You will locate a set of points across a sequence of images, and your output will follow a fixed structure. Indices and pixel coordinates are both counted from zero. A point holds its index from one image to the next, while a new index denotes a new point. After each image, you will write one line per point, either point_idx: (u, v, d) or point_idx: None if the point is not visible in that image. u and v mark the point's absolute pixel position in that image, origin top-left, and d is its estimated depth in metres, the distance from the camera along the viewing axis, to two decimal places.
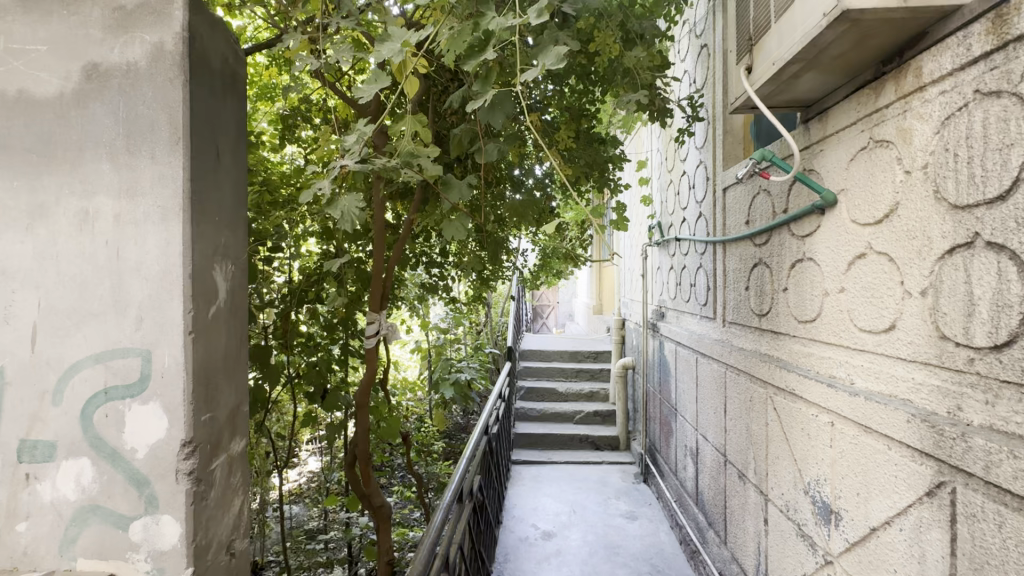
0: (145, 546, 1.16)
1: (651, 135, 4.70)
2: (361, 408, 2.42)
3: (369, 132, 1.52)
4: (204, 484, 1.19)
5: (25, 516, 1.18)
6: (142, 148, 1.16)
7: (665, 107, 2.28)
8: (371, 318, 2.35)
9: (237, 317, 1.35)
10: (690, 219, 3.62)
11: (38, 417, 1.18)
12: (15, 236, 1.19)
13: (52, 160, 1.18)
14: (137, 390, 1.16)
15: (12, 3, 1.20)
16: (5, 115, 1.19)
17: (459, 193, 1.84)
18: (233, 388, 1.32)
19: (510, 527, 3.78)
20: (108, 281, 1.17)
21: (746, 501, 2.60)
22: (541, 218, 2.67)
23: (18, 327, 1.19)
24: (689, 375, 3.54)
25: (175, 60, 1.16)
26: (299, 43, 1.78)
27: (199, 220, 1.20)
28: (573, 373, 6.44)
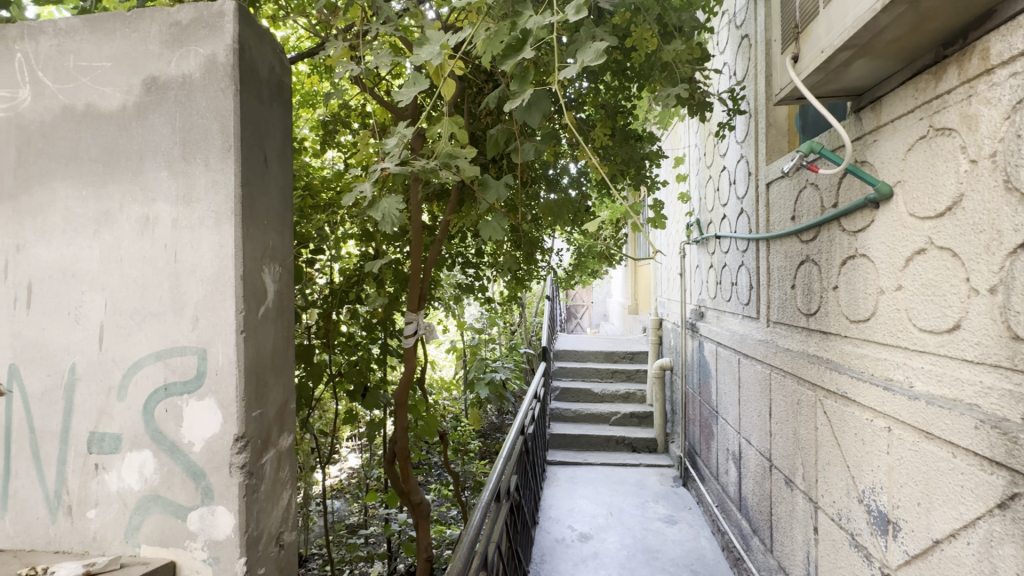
0: (202, 536, 1.22)
1: (689, 131, 4.60)
2: (399, 407, 2.45)
3: (408, 134, 1.54)
4: (256, 477, 1.24)
5: (95, 503, 1.26)
6: (198, 156, 1.22)
7: (705, 101, 2.22)
8: (409, 318, 2.38)
9: (286, 316, 1.39)
10: (731, 216, 3.51)
11: (105, 411, 1.25)
12: (84, 241, 1.27)
13: (116, 169, 1.26)
14: (194, 386, 1.22)
15: (80, 23, 1.29)
16: (75, 128, 1.27)
17: (497, 193, 1.84)
18: (283, 384, 1.37)
19: (547, 527, 3.77)
20: (167, 283, 1.24)
21: (794, 508, 2.49)
22: (576, 217, 2.65)
23: (87, 327, 1.27)
24: (731, 376, 3.43)
25: (226, 71, 1.22)
26: (339, 51, 1.83)
27: (249, 223, 1.25)
28: (608, 373, 6.36)
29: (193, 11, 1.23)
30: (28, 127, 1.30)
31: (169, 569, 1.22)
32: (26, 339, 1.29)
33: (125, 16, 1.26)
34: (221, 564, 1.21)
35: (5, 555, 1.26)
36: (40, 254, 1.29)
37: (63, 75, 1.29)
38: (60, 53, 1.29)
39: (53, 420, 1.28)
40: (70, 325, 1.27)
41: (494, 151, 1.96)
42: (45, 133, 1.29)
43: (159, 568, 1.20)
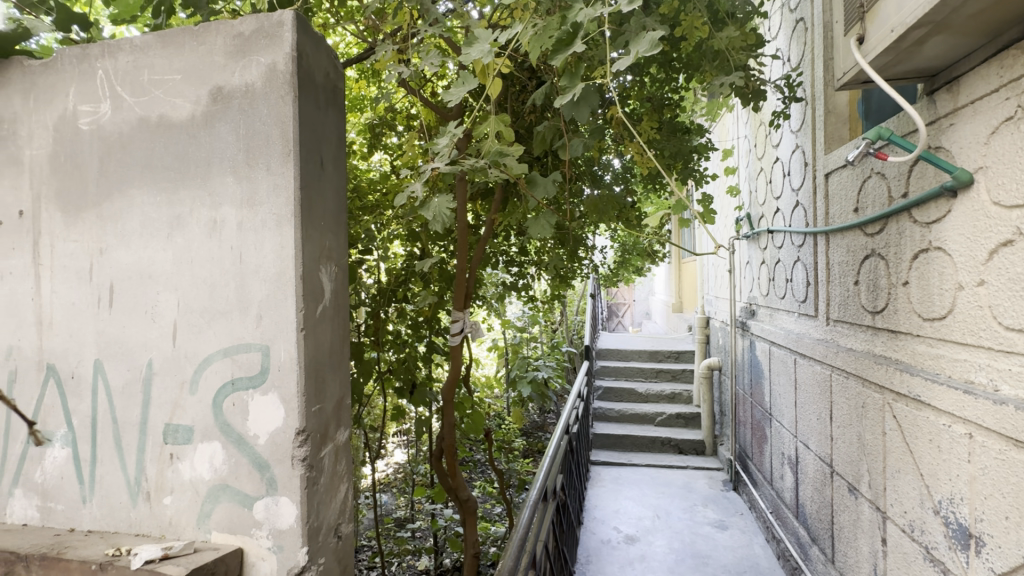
0: (268, 525, 1.27)
1: (738, 122, 4.43)
2: (446, 404, 2.48)
3: (458, 134, 1.56)
4: (316, 470, 1.29)
5: (170, 490, 1.34)
6: (261, 162, 1.27)
7: (760, 89, 2.12)
8: (455, 316, 2.41)
9: (342, 315, 1.44)
10: (785, 209, 3.34)
11: (179, 404, 1.33)
12: (159, 244, 1.35)
13: (186, 176, 1.33)
14: (259, 381, 1.27)
15: (153, 40, 1.37)
16: (150, 138, 1.36)
17: (545, 190, 1.82)
18: (339, 380, 1.41)
19: (592, 528, 3.73)
20: (233, 283, 1.30)
21: (859, 517, 2.35)
22: (622, 213, 2.60)
23: (162, 325, 1.35)
24: (786, 377, 3.28)
25: (286, 78, 1.26)
26: (389, 54, 1.87)
27: (308, 225, 1.29)
28: (653, 373, 6.23)
29: (255, 22, 1.28)
30: (109, 139, 1.39)
31: (238, 556, 1.28)
32: (109, 336, 1.39)
33: (193, 30, 1.34)
34: (285, 552, 1.26)
35: (93, 536, 1.37)
36: (120, 257, 1.38)
37: (138, 89, 1.38)
38: (135, 69, 1.38)
39: (133, 412, 1.37)
40: (147, 323, 1.36)
41: (542, 147, 2.00)
42: (123, 143, 1.38)
43: (229, 555, 1.26)
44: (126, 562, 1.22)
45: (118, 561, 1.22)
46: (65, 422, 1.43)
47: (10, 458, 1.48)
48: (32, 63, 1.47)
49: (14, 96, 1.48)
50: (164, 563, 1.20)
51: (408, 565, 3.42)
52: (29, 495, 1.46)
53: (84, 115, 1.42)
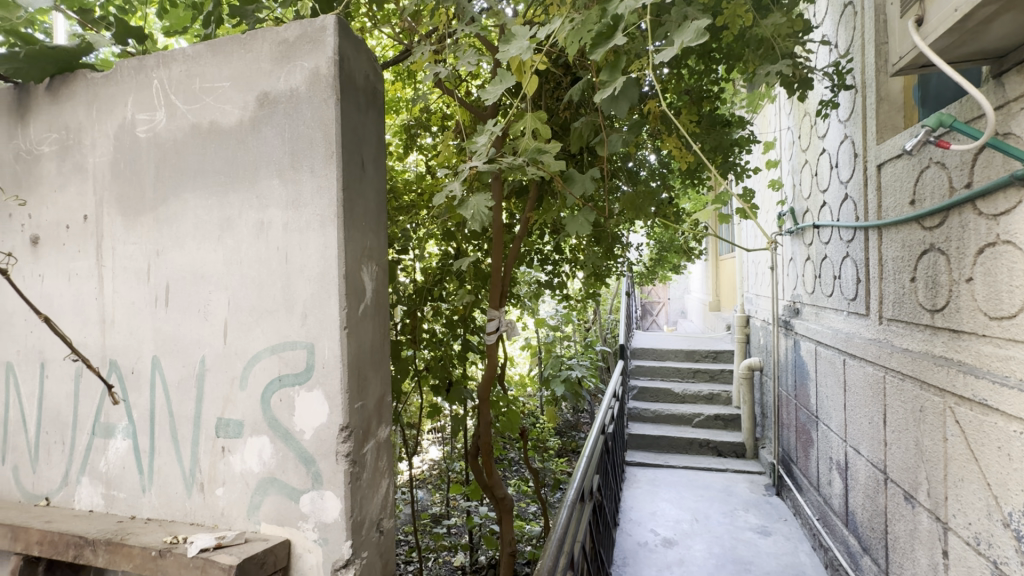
0: (313, 517, 1.31)
1: (781, 113, 4.26)
2: (482, 402, 2.49)
3: (496, 132, 1.56)
4: (358, 466, 1.31)
5: (223, 482, 1.39)
6: (305, 164, 1.31)
7: (807, 77, 2.03)
8: (490, 315, 2.40)
9: (383, 313, 1.46)
10: (833, 202, 3.19)
11: (230, 399, 1.39)
12: (210, 246, 1.41)
13: (235, 179, 1.38)
14: (305, 378, 1.31)
15: (204, 49, 1.43)
16: (201, 143, 1.41)
17: (583, 187, 1.82)
18: (380, 378, 1.43)
19: (628, 530, 3.67)
20: (279, 282, 1.34)
21: (916, 527, 2.23)
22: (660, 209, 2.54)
23: (214, 323, 1.40)
24: (834, 378, 3.13)
25: (328, 82, 1.29)
26: (426, 54, 1.88)
27: (351, 225, 1.32)
28: (690, 373, 6.09)
29: (299, 28, 1.31)
30: (164, 146, 1.46)
31: (285, 547, 1.32)
32: (165, 333, 1.46)
33: (240, 38, 1.38)
34: (330, 545, 1.29)
35: (152, 523, 1.44)
36: (175, 258, 1.45)
37: (191, 97, 1.44)
38: (188, 77, 1.44)
39: (188, 406, 1.43)
40: (199, 321, 1.42)
41: (579, 144, 1.96)
42: (177, 149, 1.44)
43: (278, 546, 1.30)
44: (183, 550, 1.27)
45: (175, 548, 1.28)
46: (126, 415, 1.51)
47: (78, 448, 1.58)
48: (95, 76, 1.56)
49: (79, 107, 1.57)
50: (218, 551, 1.25)
51: (444, 561, 3.46)
52: (95, 484, 1.55)
53: (141, 124, 1.49)
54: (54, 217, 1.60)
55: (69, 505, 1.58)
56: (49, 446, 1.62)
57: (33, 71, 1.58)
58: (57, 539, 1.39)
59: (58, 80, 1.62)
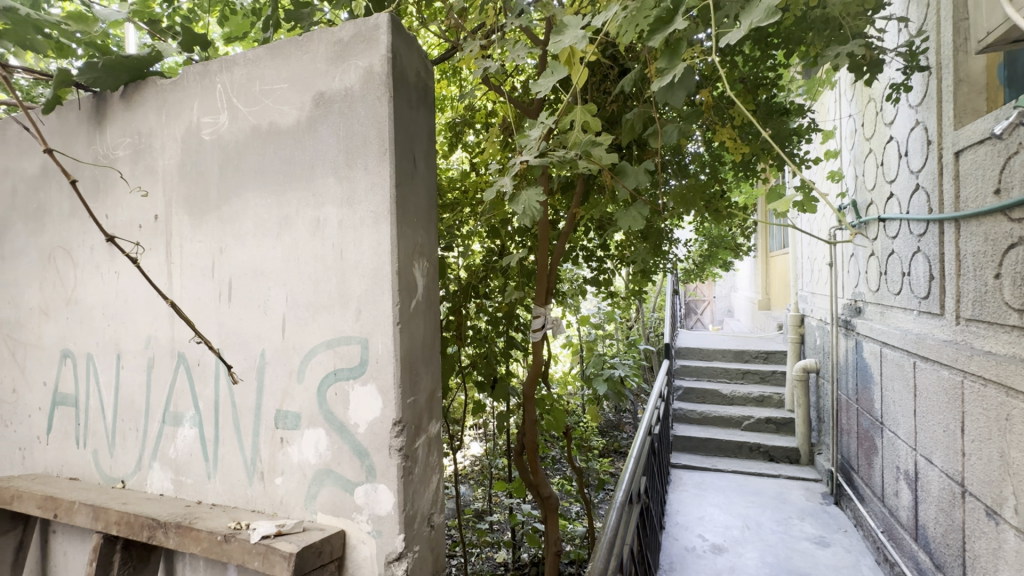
0: (368, 510, 1.33)
1: (842, 99, 4.02)
2: (527, 399, 2.47)
3: (548, 125, 1.53)
4: (411, 460, 1.33)
5: (282, 471, 1.44)
6: (360, 162, 1.33)
7: (878, 59, 1.89)
8: (536, 312, 2.37)
9: (433, 309, 1.47)
10: (902, 193, 2.98)
11: (288, 391, 1.43)
12: (270, 243, 1.45)
13: (293, 178, 1.42)
14: (359, 372, 1.33)
15: (263, 53, 1.47)
16: (261, 144, 1.46)
17: (636, 180, 1.76)
18: (431, 373, 1.44)
19: (674, 534, 3.57)
20: (335, 279, 1.36)
21: (1000, 546, 2.05)
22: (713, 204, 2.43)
23: (273, 318, 1.45)
24: (903, 382, 2.93)
25: (382, 80, 1.30)
26: (475, 50, 1.88)
27: (403, 221, 1.33)
28: (738, 374, 5.87)
29: (353, 28, 1.33)
30: (226, 148, 1.52)
31: (341, 537, 1.35)
32: (229, 328, 1.52)
33: (298, 41, 1.42)
34: (384, 538, 1.31)
35: (216, 509, 1.50)
36: (237, 256, 1.50)
37: (252, 99, 1.49)
38: (249, 80, 1.49)
39: (249, 397, 1.49)
40: (260, 316, 1.47)
41: (630, 136, 1.91)
42: (239, 150, 1.50)
43: (334, 536, 1.33)
44: (246, 536, 1.32)
45: (239, 534, 1.33)
46: (193, 405, 1.59)
47: (150, 435, 1.67)
48: (164, 82, 1.64)
49: (150, 112, 1.66)
50: (279, 538, 1.30)
51: (487, 556, 3.47)
52: (165, 469, 1.64)
53: (206, 127, 1.55)
54: (129, 217, 1.70)
55: (142, 488, 1.68)
56: (124, 432, 1.72)
57: (110, 80, 1.66)
58: (132, 520, 1.48)
59: (132, 88, 1.71)
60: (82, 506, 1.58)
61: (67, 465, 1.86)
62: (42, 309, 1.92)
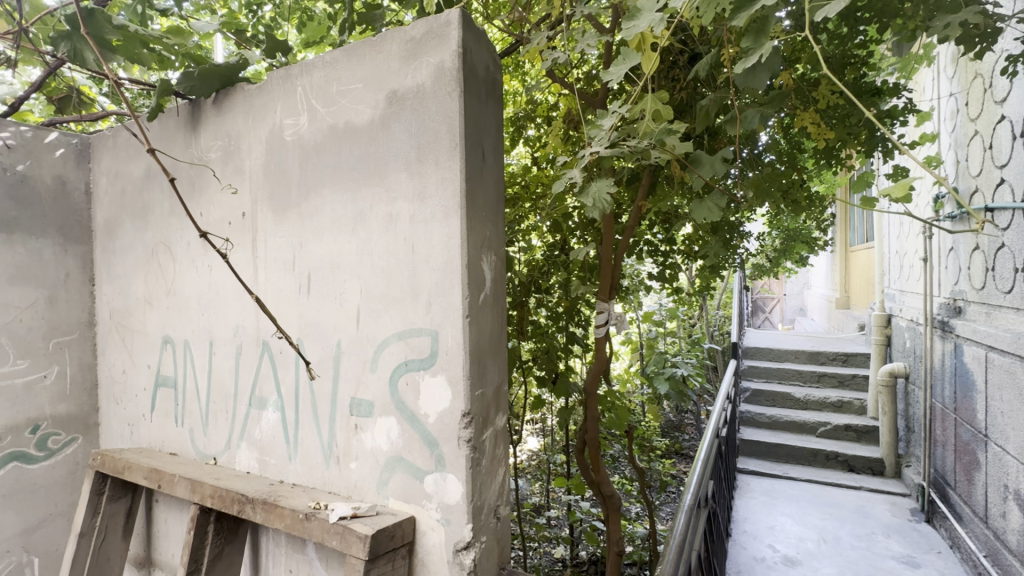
0: (437, 498, 1.36)
1: (942, 76, 3.62)
2: (589, 396, 2.43)
3: (619, 114, 1.49)
4: (478, 452, 1.34)
5: (356, 456, 1.50)
6: (431, 157, 1.35)
7: (995, 28, 1.67)
8: (599, 308, 2.31)
9: (500, 303, 1.47)
10: (1016, 179, 2.65)
11: (362, 380, 1.49)
12: (346, 238, 1.52)
13: (366, 175, 1.47)
14: (429, 364, 1.36)
15: (340, 54, 1.53)
16: (338, 142, 1.53)
17: (713, 169, 1.68)
18: (498, 367, 1.45)
19: (742, 542, 3.40)
20: (407, 272, 1.40)
21: None
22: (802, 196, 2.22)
23: (348, 309, 1.52)
24: (1015, 392, 2.61)
25: (453, 75, 1.32)
26: (542, 42, 1.82)
27: (472, 215, 1.34)
28: (813, 377, 5.50)
29: (425, 25, 1.36)
30: (306, 148, 1.60)
31: (411, 523, 1.39)
32: (308, 318, 1.61)
33: (372, 41, 1.46)
34: (452, 526, 1.33)
35: (297, 489, 1.60)
36: (316, 250, 1.58)
37: (329, 100, 1.55)
38: (326, 82, 1.56)
39: (326, 384, 1.57)
40: (336, 307, 1.54)
41: (704, 124, 1.82)
42: (317, 149, 1.57)
43: (405, 521, 1.37)
44: (325, 516, 1.40)
45: (319, 513, 1.41)
46: (276, 391, 1.69)
47: (238, 417, 1.80)
48: (250, 88, 1.75)
49: (238, 116, 1.78)
50: (354, 520, 1.36)
51: (545, 551, 3.47)
52: (252, 449, 1.76)
53: (288, 128, 1.64)
54: (220, 214, 1.83)
55: (232, 466, 1.82)
56: (216, 413, 1.87)
57: (203, 88, 1.80)
58: (224, 494, 1.60)
59: (222, 94, 1.84)
60: (181, 479, 1.74)
61: (167, 441, 2.04)
62: (147, 299, 2.12)
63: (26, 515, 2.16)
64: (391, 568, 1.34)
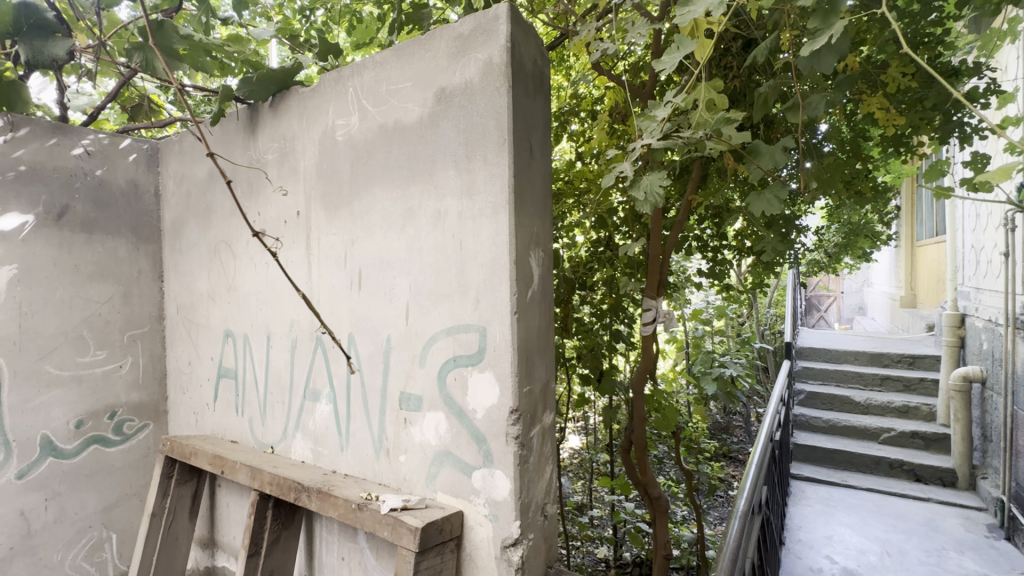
0: (485, 493, 1.36)
1: None
2: (636, 395, 2.37)
3: (675, 105, 1.46)
4: (526, 449, 1.34)
5: (405, 450, 1.53)
6: (479, 154, 1.35)
7: None
8: (647, 305, 2.24)
9: (548, 299, 1.46)
10: None
11: (411, 375, 1.51)
12: (395, 235, 1.54)
13: (415, 172, 1.49)
14: (477, 360, 1.36)
15: (389, 54, 1.56)
16: (388, 141, 1.55)
17: (772, 159, 1.60)
18: (546, 364, 1.44)
19: (796, 551, 3.24)
20: (455, 268, 1.41)
21: None
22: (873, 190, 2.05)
23: (397, 305, 1.54)
24: None
25: (501, 71, 1.31)
26: (591, 33, 1.77)
27: (520, 211, 1.33)
28: (875, 380, 5.17)
29: (473, 21, 1.36)
30: (357, 147, 1.64)
31: (459, 518, 1.40)
32: (359, 314, 1.65)
33: (421, 40, 1.48)
34: (500, 523, 1.34)
35: (349, 479, 1.65)
36: (367, 247, 1.62)
37: (379, 100, 1.58)
38: (377, 82, 1.59)
39: (376, 378, 1.60)
40: (386, 303, 1.57)
41: (763, 112, 1.73)
42: (368, 148, 1.61)
43: (453, 515, 1.38)
44: (376, 507, 1.43)
45: (370, 504, 1.45)
46: (329, 383, 1.75)
47: (293, 408, 1.87)
48: (304, 91, 1.81)
49: (293, 118, 1.84)
50: (404, 512, 1.39)
51: (588, 551, 3.43)
52: (306, 440, 1.83)
53: (340, 129, 1.69)
54: (276, 213, 1.91)
55: (288, 455, 1.90)
56: (273, 404, 1.95)
57: (261, 92, 1.87)
58: (282, 481, 1.67)
59: (278, 98, 1.91)
60: (242, 465, 1.82)
61: (229, 429, 2.15)
62: (210, 294, 2.23)
63: (106, 495, 2.34)
64: (440, 560, 1.36)
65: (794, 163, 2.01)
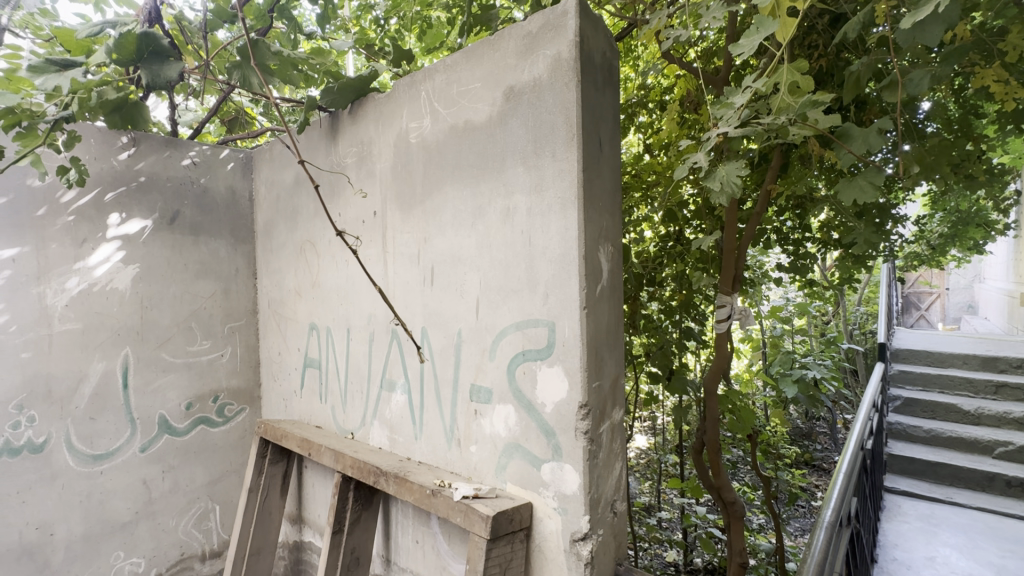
0: (554, 486, 1.38)
1: None
2: (708, 395, 2.27)
3: (752, 90, 1.37)
4: (596, 444, 1.33)
5: (476, 440, 1.58)
6: (547, 150, 1.36)
7: None
8: (721, 301, 2.14)
9: (617, 294, 1.45)
10: None
11: (481, 367, 1.56)
12: (466, 232, 1.59)
13: (485, 170, 1.53)
14: (546, 354, 1.38)
15: (460, 56, 1.60)
16: (458, 140, 1.60)
17: (865, 144, 1.47)
18: (615, 359, 1.43)
19: (891, 570, 2.97)
20: (524, 263, 1.43)
21: None
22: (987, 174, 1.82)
23: (468, 299, 1.59)
24: None
25: (570, 66, 1.31)
26: (662, 20, 1.70)
27: (589, 206, 1.32)
28: (990, 388, 4.61)
29: (542, 18, 1.37)
30: (429, 148, 1.70)
31: (528, 509, 1.42)
32: (431, 309, 1.72)
33: (490, 40, 1.51)
34: (569, 516, 1.34)
35: (423, 466, 1.73)
36: (439, 244, 1.68)
37: (449, 101, 1.64)
38: (447, 85, 1.64)
39: (448, 370, 1.66)
40: (457, 298, 1.63)
41: (853, 93, 1.59)
42: (439, 149, 1.67)
43: (522, 506, 1.41)
44: (449, 494, 1.49)
45: (443, 490, 1.51)
46: (403, 374, 1.84)
47: (371, 396, 1.99)
48: (380, 96, 1.91)
49: (370, 123, 1.95)
50: (476, 500, 1.44)
51: (657, 554, 3.34)
52: (383, 427, 1.93)
53: (413, 131, 1.76)
54: (355, 214, 2.03)
55: (367, 441, 2.02)
56: (353, 393, 2.08)
57: (341, 100, 2.00)
58: (362, 465, 1.78)
59: (357, 105, 2.02)
60: (326, 448, 1.97)
61: (314, 415, 2.33)
62: (297, 290, 2.42)
63: (211, 470, 2.61)
64: (510, 549, 1.39)
65: (890, 147, 1.84)
